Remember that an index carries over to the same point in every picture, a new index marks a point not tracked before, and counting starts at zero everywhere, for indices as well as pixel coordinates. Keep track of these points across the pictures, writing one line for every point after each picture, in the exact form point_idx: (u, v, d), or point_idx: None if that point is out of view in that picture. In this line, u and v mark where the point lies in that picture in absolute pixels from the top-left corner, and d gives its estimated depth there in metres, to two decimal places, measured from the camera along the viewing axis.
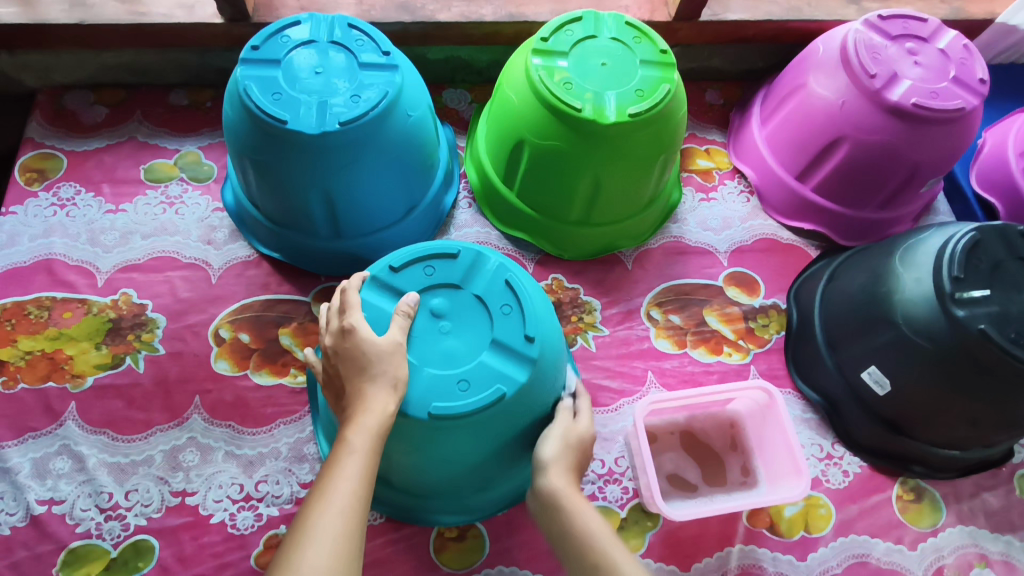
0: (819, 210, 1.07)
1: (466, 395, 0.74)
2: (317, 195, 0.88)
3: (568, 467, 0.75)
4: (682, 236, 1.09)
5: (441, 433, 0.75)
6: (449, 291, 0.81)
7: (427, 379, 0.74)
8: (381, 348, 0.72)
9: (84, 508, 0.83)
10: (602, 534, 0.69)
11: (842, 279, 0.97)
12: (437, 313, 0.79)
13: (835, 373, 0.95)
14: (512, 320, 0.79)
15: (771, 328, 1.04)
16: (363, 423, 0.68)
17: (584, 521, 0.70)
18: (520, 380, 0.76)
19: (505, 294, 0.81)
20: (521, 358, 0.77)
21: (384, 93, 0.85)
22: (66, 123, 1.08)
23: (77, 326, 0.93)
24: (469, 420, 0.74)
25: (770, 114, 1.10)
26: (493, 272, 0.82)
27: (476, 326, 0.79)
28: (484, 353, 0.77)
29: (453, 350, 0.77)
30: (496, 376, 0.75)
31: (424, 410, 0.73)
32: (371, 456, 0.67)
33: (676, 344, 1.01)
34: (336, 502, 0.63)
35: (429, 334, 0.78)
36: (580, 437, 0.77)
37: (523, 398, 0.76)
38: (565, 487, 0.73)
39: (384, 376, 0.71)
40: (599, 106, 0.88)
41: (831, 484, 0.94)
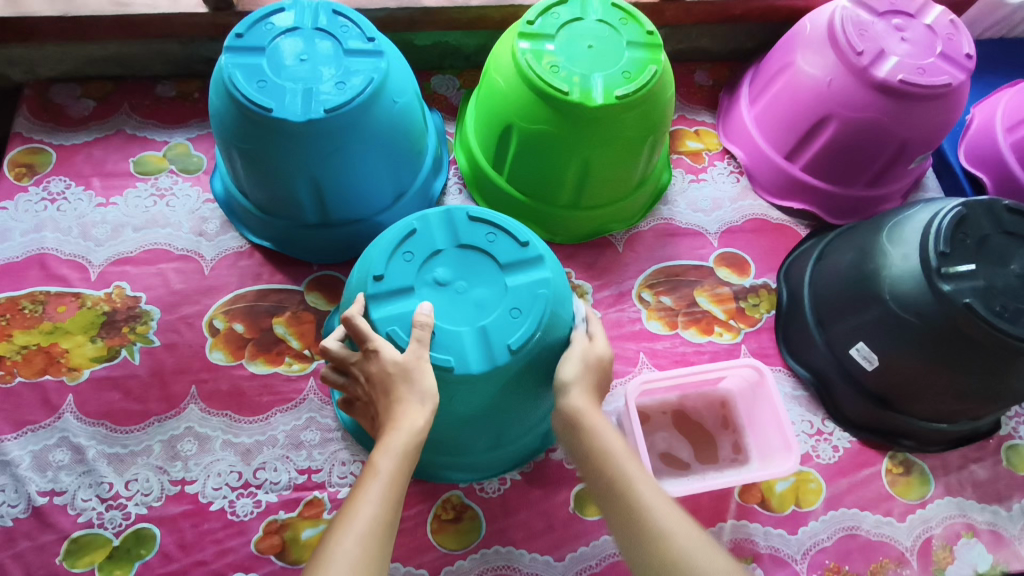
0: (807, 188, 1.08)
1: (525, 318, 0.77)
2: (305, 183, 0.89)
3: (590, 386, 0.76)
4: (672, 217, 1.09)
5: (520, 373, 0.77)
6: (438, 257, 0.80)
7: (490, 332, 0.75)
8: (402, 365, 0.70)
9: (85, 498, 0.84)
10: (622, 452, 0.70)
11: (831, 256, 0.98)
12: (438, 282, 0.78)
13: (824, 349, 0.96)
14: (503, 241, 0.81)
15: (761, 307, 1.04)
16: (387, 445, 0.67)
17: (606, 439, 0.71)
18: (550, 276, 0.80)
19: (482, 228, 0.82)
20: (531, 262, 0.80)
21: (370, 80, 0.85)
22: (54, 117, 1.07)
23: (72, 319, 0.94)
24: (541, 341, 0.77)
25: (759, 94, 1.10)
26: (460, 215, 0.82)
27: (479, 269, 0.80)
28: (505, 276, 0.79)
29: (481, 295, 0.78)
30: (533, 285, 0.78)
31: (507, 353, 0.75)
32: (396, 480, 0.66)
33: (668, 325, 1.01)
34: (356, 528, 0.62)
35: (448, 304, 0.77)
36: (598, 356, 0.78)
37: (560, 295, 0.80)
38: (587, 406, 0.74)
39: (412, 395, 0.69)
40: (586, 89, 0.88)
41: (821, 459, 0.95)
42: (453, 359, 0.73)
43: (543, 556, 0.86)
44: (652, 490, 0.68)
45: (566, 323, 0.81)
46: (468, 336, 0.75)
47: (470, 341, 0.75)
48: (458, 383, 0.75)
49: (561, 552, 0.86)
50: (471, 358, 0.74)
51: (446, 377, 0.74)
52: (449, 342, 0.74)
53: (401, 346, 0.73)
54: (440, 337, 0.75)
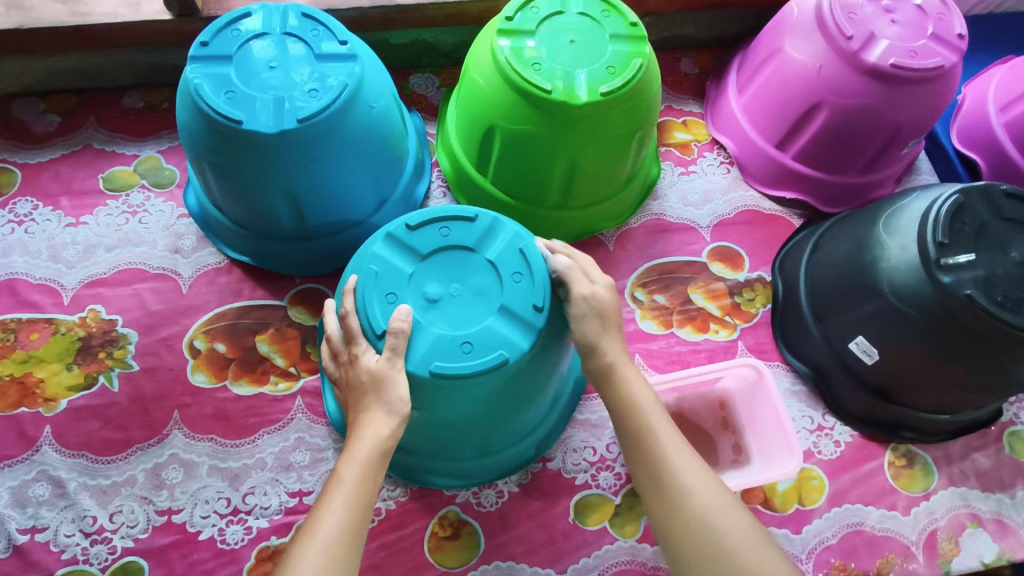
0: (800, 177, 1.05)
1: (528, 276, 0.74)
2: (281, 194, 0.86)
3: (618, 335, 0.76)
4: (663, 213, 1.07)
5: (554, 331, 0.74)
6: (415, 279, 0.74)
7: (512, 306, 0.72)
8: (372, 375, 0.68)
9: (68, 533, 0.81)
10: (648, 402, 0.73)
11: (827, 248, 0.96)
12: (430, 299, 0.72)
13: (822, 344, 0.94)
14: (456, 228, 0.76)
15: (757, 302, 1.02)
16: (352, 455, 0.67)
17: (636, 389, 0.74)
18: (516, 228, 0.77)
19: (431, 229, 0.76)
20: (492, 229, 0.77)
21: (343, 86, 0.82)
22: (17, 135, 1.03)
23: (46, 347, 0.90)
24: (553, 288, 0.75)
25: (747, 81, 1.07)
26: (402, 230, 0.76)
27: (457, 265, 0.75)
28: (482, 254, 0.76)
29: (478, 284, 0.74)
30: (511, 245, 0.76)
31: (537, 312, 0.72)
32: (362, 487, 0.66)
33: (663, 324, 0.99)
34: (321, 536, 0.61)
35: (456, 311, 0.72)
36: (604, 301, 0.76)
37: (536, 243, 0.77)
38: (618, 356, 0.75)
39: (376, 403, 0.68)
40: (570, 86, 0.85)
41: (823, 455, 0.94)
42: (504, 351, 0.70)
43: (544, 570, 0.84)
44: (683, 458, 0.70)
45: (552, 263, 0.78)
46: (498, 323, 0.71)
47: (503, 326, 0.71)
48: (516, 369, 0.72)
49: (563, 564, 0.84)
50: (516, 341, 0.71)
51: (505, 370, 0.70)
52: (488, 339, 0.70)
53: (453, 373, 0.69)
54: (478, 340, 0.70)
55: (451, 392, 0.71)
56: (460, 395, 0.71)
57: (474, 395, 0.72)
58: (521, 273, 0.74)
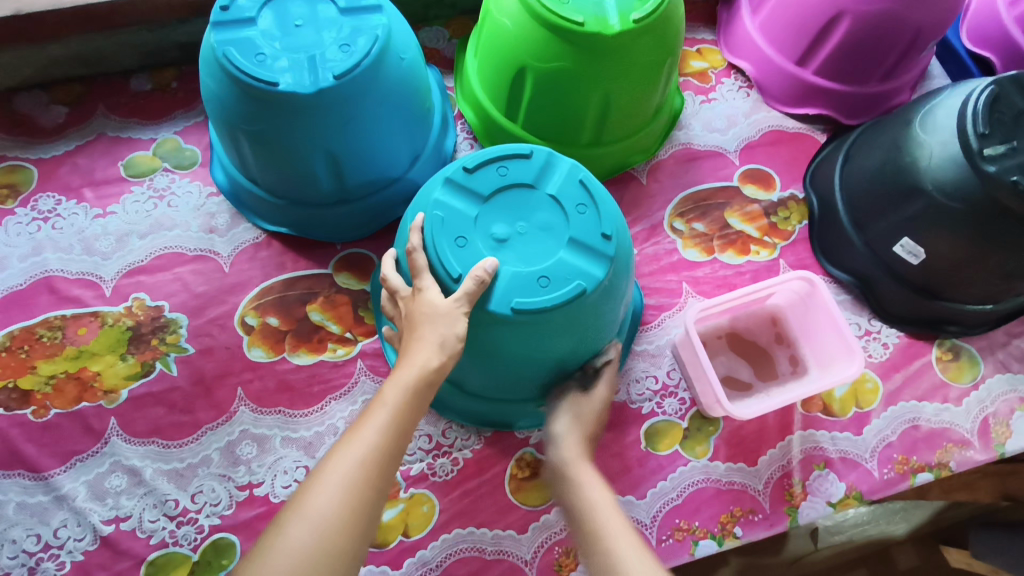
0: (822, 91, 1.05)
1: (592, 207, 0.73)
2: (320, 157, 0.84)
3: (582, 438, 0.74)
4: (690, 141, 1.06)
5: (622, 260, 0.73)
6: (482, 222, 0.72)
7: (582, 237, 0.71)
8: (434, 310, 0.66)
9: (153, 519, 0.81)
10: (600, 500, 0.66)
11: (858, 156, 0.97)
12: (499, 239, 0.71)
13: (865, 251, 0.95)
14: (513, 166, 0.74)
15: (793, 220, 1.03)
16: (397, 378, 0.65)
17: (587, 491, 0.68)
18: (572, 162, 0.75)
19: (488, 169, 0.74)
20: (549, 165, 0.75)
21: (374, 39, 0.80)
22: (25, 130, 0.99)
23: (96, 340, 0.89)
24: (617, 216, 0.74)
25: (761, 0, 1.06)
26: (460, 173, 0.73)
27: (519, 204, 0.73)
28: (543, 190, 0.74)
29: (543, 220, 0.72)
30: (570, 177, 0.74)
31: (607, 241, 0.71)
32: (403, 412, 0.63)
33: (705, 251, 1.00)
34: (357, 449, 0.60)
35: (527, 248, 0.70)
36: (593, 411, 0.77)
37: (592, 175, 0.76)
38: (574, 456, 0.72)
39: (430, 334, 0.66)
40: (600, 17, 0.84)
41: (874, 359, 0.96)
42: (581, 282, 0.69)
43: (624, 498, 0.86)
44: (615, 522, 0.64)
45: (609, 194, 0.76)
46: (570, 255, 0.70)
47: (576, 259, 0.70)
48: (593, 299, 0.71)
49: (641, 490, 0.86)
50: (591, 270, 0.70)
51: (584, 301, 0.70)
52: (564, 272, 0.69)
53: (535, 308, 0.68)
54: (555, 274, 0.69)
55: (531, 328, 0.70)
56: (540, 330, 0.71)
57: (552, 331, 0.71)
58: (584, 205, 0.73)
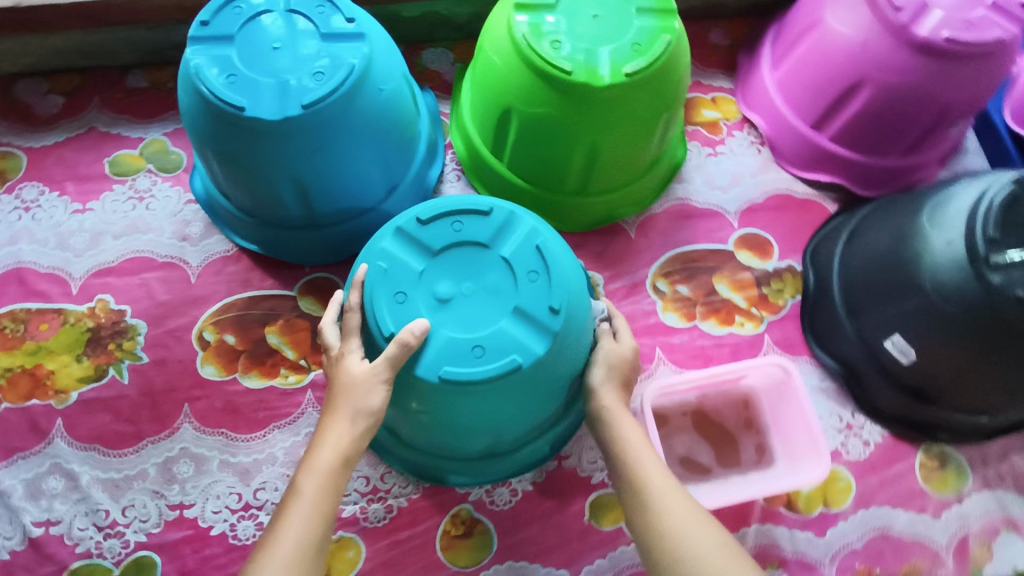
0: (837, 159, 0.98)
1: (545, 274, 0.69)
2: (287, 184, 0.81)
3: (617, 386, 0.76)
4: (688, 197, 1.01)
5: (571, 334, 0.69)
6: (427, 279, 0.69)
7: (527, 306, 0.68)
8: (352, 382, 0.66)
9: (82, 527, 0.82)
10: (643, 454, 0.71)
11: (863, 237, 0.90)
12: (441, 299, 0.68)
13: (855, 340, 0.89)
14: (469, 222, 0.71)
15: (786, 293, 0.96)
16: (312, 465, 0.65)
17: (627, 432, 0.72)
18: (534, 223, 0.71)
19: (442, 222, 0.71)
20: (508, 224, 0.71)
21: (350, 69, 0.76)
22: (20, 117, 0.99)
23: (55, 338, 0.89)
24: (571, 286, 0.69)
25: (783, 54, 0.98)
26: (413, 224, 0.71)
27: (470, 262, 0.70)
28: (497, 251, 0.70)
29: (492, 283, 0.69)
30: (526, 241, 0.70)
31: (553, 315, 0.67)
32: (321, 499, 0.64)
33: (685, 317, 0.94)
34: (277, 557, 0.61)
35: (469, 311, 0.67)
36: (623, 357, 0.77)
37: (553, 239, 0.72)
38: (614, 404, 0.74)
39: (345, 408, 0.66)
40: (591, 66, 0.78)
41: (851, 456, 0.89)
42: (518, 356, 0.65)
43: (557, 571, 0.82)
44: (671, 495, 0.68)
45: (571, 259, 0.73)
46: (512, 325, 0.67)
47: (517, 329, 0.67)
48: (531, 375, 0.67)
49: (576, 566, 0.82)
50: (530, 344, 0.66)
51: (520, 375, 0.66)
52: (502, 343, 0.66)
53: (464, 378, 0.65)
54: (491, 344, 0.66)
55: (461, 397, 0.67)
56: (473, 400, 0.68)
57: (485, 402, 0.68)
58: (537, 272, 0.69)
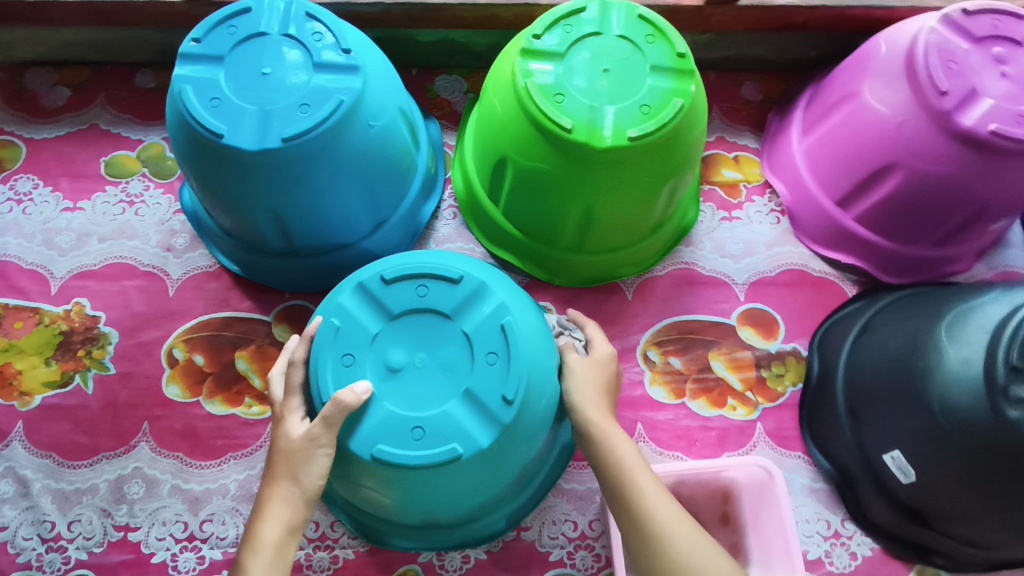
0: (860, 241, 0.91)
1: (505, 358, 0.66)
2: (265, 213, 0.78)
3: (601, 395, 0.70)
4: (694, 262, 0.95)
5: (525, 426, 0.66)
6: (380, 343, 0.67)
7: (478, 391, 0.65)
8: (288, 447, 0.64)
9: (26, 536, 0.80)
10: (638, 471, 0.65)
11: (877, 333, 0.83)
12: (392, 368, 0.66)
13: (853, 445, 0.81)
14: (436, 288, 0.69)
15: (786, 379, 0.90)
16: (257, 543, 0.61)
17: (623, 453, 0.66)
18: (503, 299, 0.68)
19: (408, 285, 0.69)
20: (476, 295, 0.69)
21: (337, 103, 0.73)
22: (26, 106, 0.99)
23: (28, 337, 0.88)
24: (529, 374, 0.66)
25: (814, 122, 0.91)
26: (377, 282, 0.69)
27: (429, 332, 0.68)
28: (459, 324, 0.68)
29: (448, 358, 0.67)
30: (492, 319, 0.67)
31: (505, 405, 0.64)
32: None
33: (674, 393, 0.88)
34: None
35: (417, 386, 0.65)
36: (601, 366, 0.73)
37: (524, 317, 0.68)
38: (600, 416, 0.69)
39: (284, 475, 0.63)
40: (594, 125, 0.73)
41: (835, 568, 0.82)
42: (459, 445, 0.63)
43: None
44: (665, 507, 0.63)
45: (542, 341, 0.69)
46: (460, 409, 0.64)
47: (463, 415, 0.64)
48: (470, 466, 0.64)
49: None
50: (473, 433, 0.63)
51: (459, 464, 0.63)
52: (445, 427, 0.63)
53: (396, 460, 0.62)
54: (431, 427, 0.63)
55: (394, 478, 0.64)
56: (408, 483, 0.65)
57: (422, 486, 0.65)
58: (497, 353, 0.66)
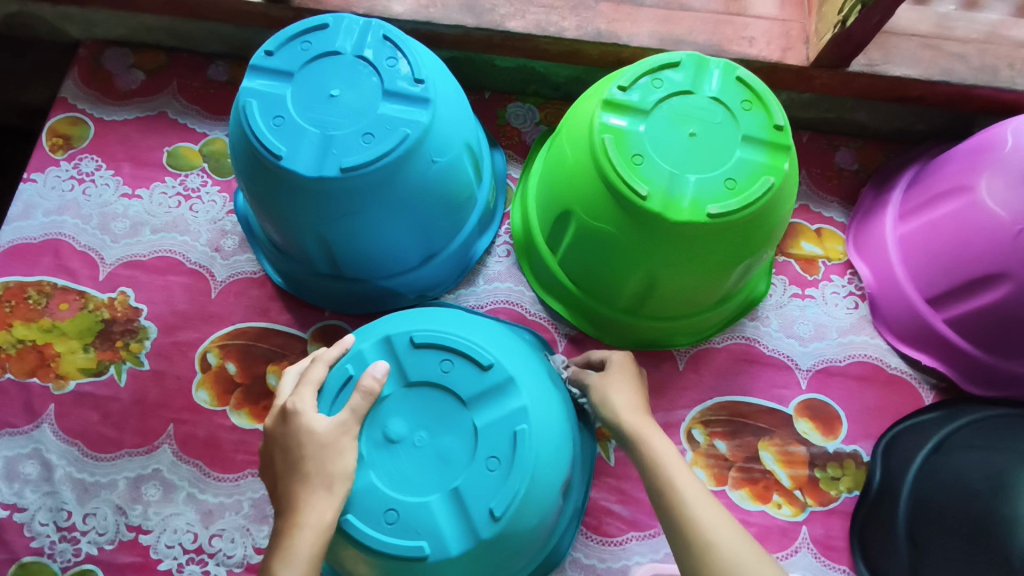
0: (947, 345, 0.82)
1: (506, 467, 0.61)
2: (313, 237, 0.75)
3: (634, 399, 0.68)
4: (757, 339, 0.88)
5: (511, 540, 0.61)
6: (386, 406, 0.64)
7: (466, 494, 0.61)
8: (318, 440, 0.58)
9: (42, 522, 0.80)
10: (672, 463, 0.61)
11: (953, 457, 0.75)
12: (389, 439, 0.62)
13: (909, 575, 0.74)
14: (461, 367, 0.65)
15: (841, 483, 0.82)
16: (288, 553, 0.54)
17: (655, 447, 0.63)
18: (526, 403, 0.63)
19: (434, 355, 0.65)
20: (499, 390, 0.64)
21: (403, 137, 0.69)
22: (100, 85, 0.99)
23: (71, 320, 0.88)
24: (530, 487, 0.61)
25: (915, 209, 0.83)
26: (403, 341, 0.66)
27: (439, 411, 0.64)
28: (472, 414, 0.64)
29: (447, 446, 0.63)
30: (507, 421, 0.63)
31: (490, 518, 0.60)
32: None
33: (715, 479, 0.82)
34: None
35: (406, 468, 0.61)
36: (631, 380, 0.71)
37: (543, 424, 0.63)
38: (636, 419, 0.66)
39: (317, 478, 0.57)
40: (672, 195, 0.67)
41: None
42: (426, 545, 0.59)
43: None
44: (692, 487, 0.60)
45: (555, 454, 0.63)
46: (441, 507, 0.60)
47: (442, 515, 0.60)
48: (433, 568, 0.60)
49: None
50: (447, 538, 0.60)
51: (419, 565, 0.60)
52: (419, 520, 0.60)
53: (363, 539, 0.59)
54: (407, 515, 0.60)
55: (355, 553, 0.61)
56: (366, 562, 0.61)
57: (380, 572, 0.62)
58: (499, 459, 0.62)
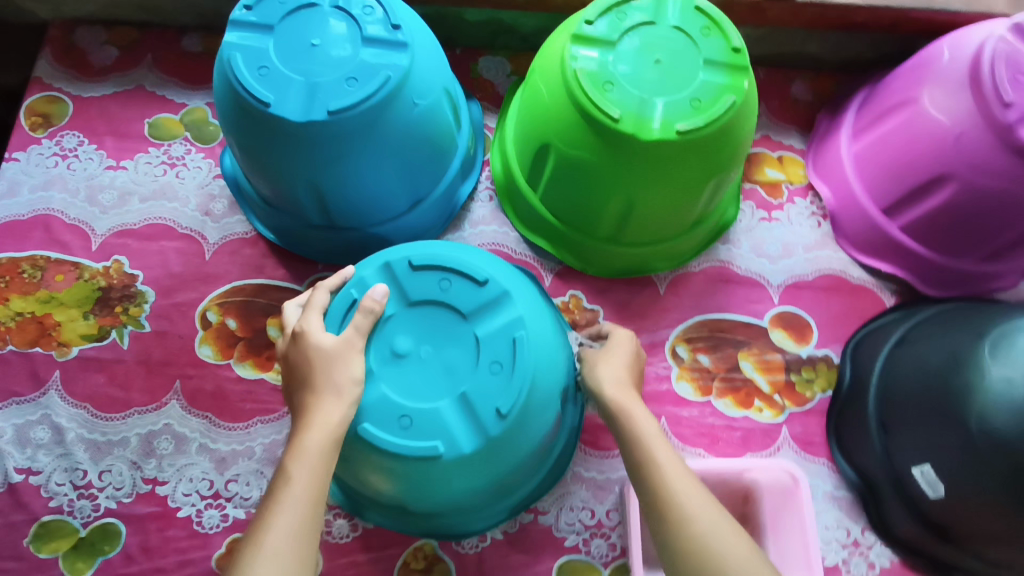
0: (903, 250, 0.89)
1: (507, 370, 0.66)
2: (305, 185, 0.79)
3: (622, 377, 0.71)
4: (730, 260, 0.93)
5: (516, 437, 0.66)
6: (391, 325, 0.68)
7: (473, 397, 0.65)
8: (326, 353, 0.63)
9: (59, 482, 0.82)
10: (652, 437, 0.65)
11: (915, 346, 0.81)
12: (396, 353, 0.67)
13: (882, 458, 0.80)
14: (459, 285, 0.69)
15: (815, 385, 0.89)
16: (301, 448, 0.58)
17: (637, 424, 0.66)
18: (522, 312, 0.68)
19: (432, 276, 0.70)
20: (496, 303, 0.69)
21: (385, 80, 0.73)
22: (75, 63, 1.00)
23: (68, 290, 0.90)
24: (529, 386, 0.65)
25: (866, 127, 0.90)
26: (402, 266, 0.70)
27: (441, 326, 0.68)
28: (473, 326, 0.68)
29: (452, 357, 0.67)
30: (506, 329, 0.67)
31: (496, 416, 0.64)
32: (317, 485, 0.57)
33: (700, 390, 0.88)
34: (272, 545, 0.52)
35: (415, 379, 0.66)
36: (628, 362, 0.73)
37: (538, 331, 0.68)
38: (621, 398, 0.69)
39: (326, 385, 0.61)
40: (643, 117, 0.72)
41: None
42: (440, 445, 0.63)
43: None
44: (689, 488, 0.62)
45: (550, 360, 0.68)
46: (450, 410, 0.65)
47: (452, 418, 0.65)
48: (447, 468, 0.65)
49: None
50: (459, 438, 0.64)
51: (433, 464, 0.64)
52: (431, 423, 0.64)
53: (380, 444, 0.63)
54: (420, 420, 0.64)
55: (372, 461, 0.65)
56: (383, 470, 0.65)
57: (397, 479, 0.66)
58: (501, 363, 0.66)
